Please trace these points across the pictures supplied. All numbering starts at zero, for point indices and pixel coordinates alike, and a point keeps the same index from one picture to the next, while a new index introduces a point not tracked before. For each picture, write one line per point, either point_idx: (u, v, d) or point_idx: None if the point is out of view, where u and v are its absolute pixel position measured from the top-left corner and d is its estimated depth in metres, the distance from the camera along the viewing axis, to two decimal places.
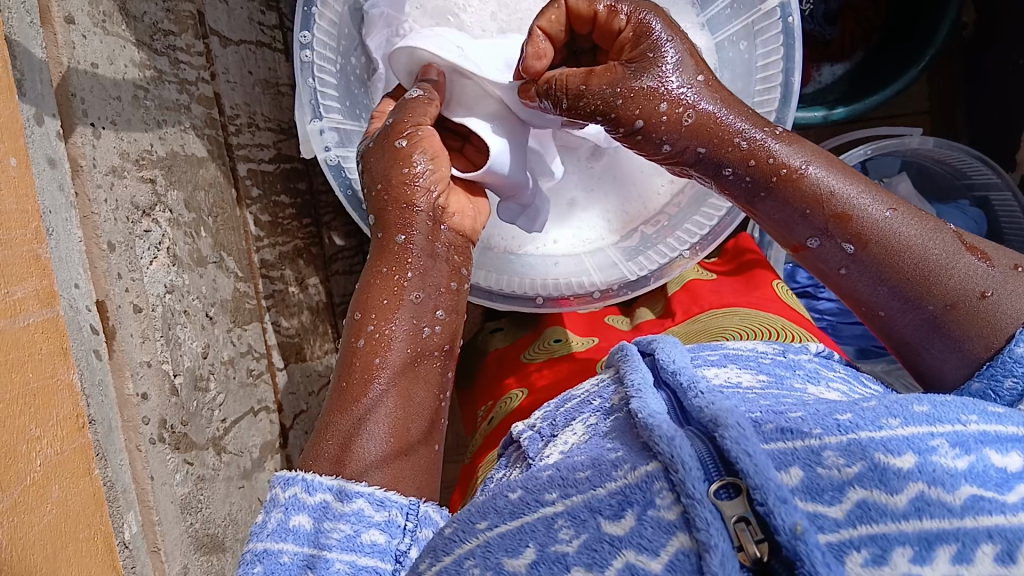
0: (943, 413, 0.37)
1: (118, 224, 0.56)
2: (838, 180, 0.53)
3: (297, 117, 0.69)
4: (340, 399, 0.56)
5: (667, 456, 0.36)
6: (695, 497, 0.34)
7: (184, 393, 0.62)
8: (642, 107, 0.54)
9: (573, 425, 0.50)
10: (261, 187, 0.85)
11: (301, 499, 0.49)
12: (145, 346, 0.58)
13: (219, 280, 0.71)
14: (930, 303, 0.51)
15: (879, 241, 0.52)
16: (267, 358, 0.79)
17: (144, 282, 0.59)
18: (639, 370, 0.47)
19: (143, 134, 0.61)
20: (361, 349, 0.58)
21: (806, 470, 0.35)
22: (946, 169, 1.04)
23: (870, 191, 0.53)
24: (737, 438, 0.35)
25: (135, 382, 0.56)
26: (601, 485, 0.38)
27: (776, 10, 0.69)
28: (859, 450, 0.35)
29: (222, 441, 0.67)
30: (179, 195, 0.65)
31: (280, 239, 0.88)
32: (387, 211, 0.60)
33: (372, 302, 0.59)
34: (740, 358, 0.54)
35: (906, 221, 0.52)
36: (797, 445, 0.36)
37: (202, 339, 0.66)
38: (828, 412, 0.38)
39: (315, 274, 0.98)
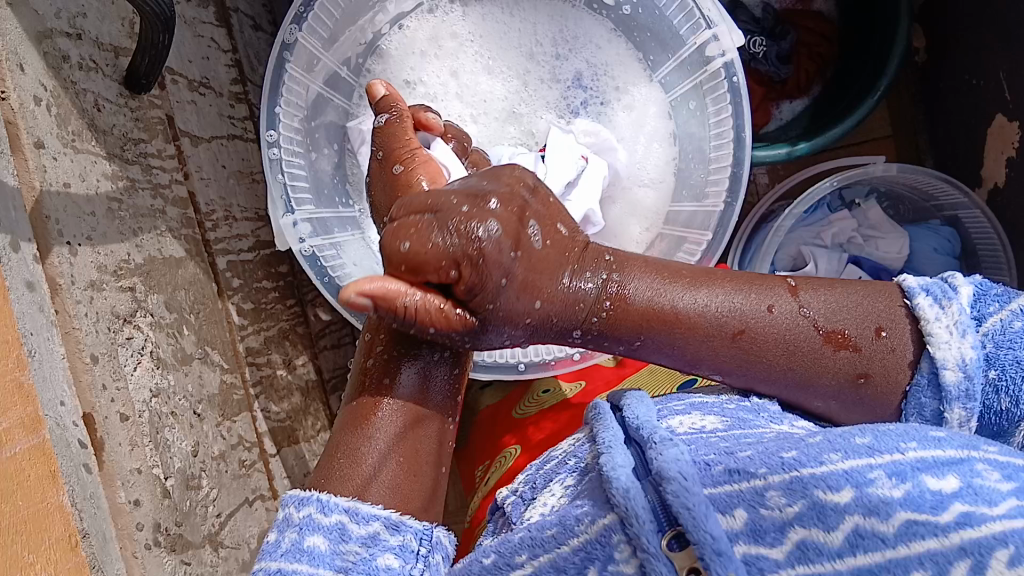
0: (883, 443, 0.41)
1: (100, 336, 0.58)
2: (703, 305, 0.52)
3: (270, 213, 0.71)
4: (349, 419, 0.56)
5: (623, 509, 0.41)
6: (649, 552, 0.39)
7: (176, 494, 0.62)
8: (475, 287, 0.50)
9: (551, 487, 0.52)
10: (242, 277, 0.86)
11: (315, 519, 0.49)
12: (134, 453, 0.59)
13: (205, 374, 0.72)
14: (818, 401, 0.52)
15: (765, 348, 0.51)
16: (260, 447, 0.80)
17: (130, 390, 0.60)
18: (610, 427, 0.49)
19: (120, 244, 0.63)
20: (370, 366, 0.58)
21: (749, 512, 0.39)
22: (914, 193, 1.05)
23: (730, 305, 0.52)
24: (678, 493, 0.40)
25: (126, 490, 0.57)
26: (565, 542, 0.43)
27: (722, 70, 0.71)
28: (799, 488, 0.39)
29: (218, 537, 0.68)
30: (159, 297, 0.67)
31: (264, 323, 0.89)
32: (386, 226, 0.63)
33: (383, 319, 0.60)
34: (704, 404, 0.54)
35: (778, 323, 0.51)
36: (742, 488, 0.40)
37: (191, 438, 0.66)
38: (776, 450, 0.42)
39: (302, 354, 0.99)
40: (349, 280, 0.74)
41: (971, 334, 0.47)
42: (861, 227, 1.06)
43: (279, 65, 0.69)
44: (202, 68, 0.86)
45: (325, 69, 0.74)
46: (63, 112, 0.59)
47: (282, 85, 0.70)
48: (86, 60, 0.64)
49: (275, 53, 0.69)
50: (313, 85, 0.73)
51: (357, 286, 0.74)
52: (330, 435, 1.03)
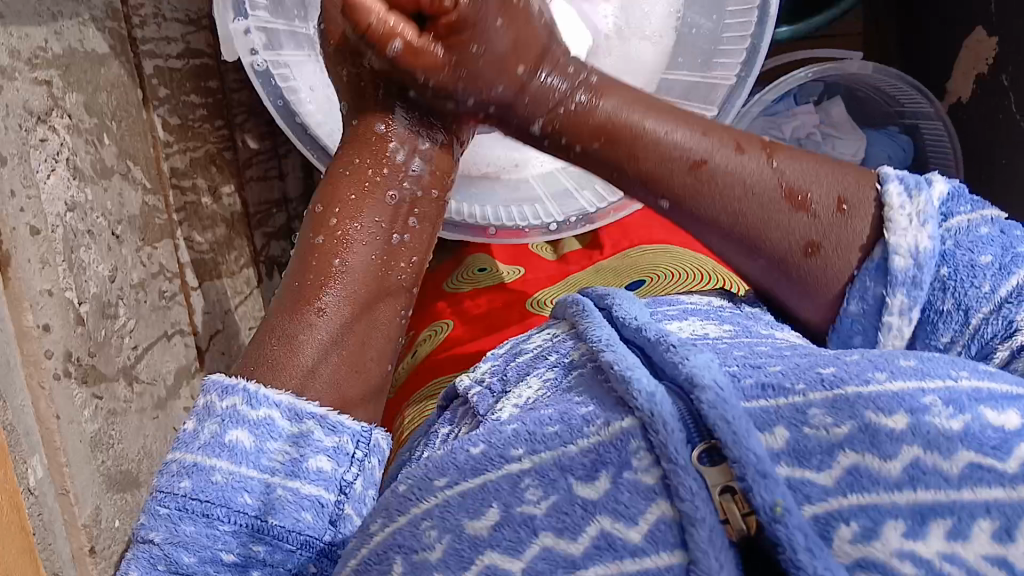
0: (932, 366, 0.32)
1: (9, 133, 0.49)
2: (665, 125, 0.43)
3: (218, 14, 0.62)
4: (287, 299, 0.46)
5: (643, 412, 0.32)
6: (679, 463, 0.30)
7: (90, 322, 0.56)
8: (470, 68, 0.43)
9: (528, 380, 0.47)
10: (170, 87, 0.76)
11: (241, 412, 0.40)
12: (45, 272, 0.51)
13: (126, 193, 0.64)
14: (761, 251, 0.42)
15: (651, 162, 0.42)
16: (182, 279, 0.73)
17: (42, 201, 0.52)
18: (601, 326, 0.45)
19: (37, 27, 0.53)
20: (319, 245, 0.47)
21: (791, 431, 0.31)
22: (880, 95, 1.03)
23: (676, 124, 0.43)
24: (715, 402, 0.31)
25: (35, 314, 0.51)
26: (572, 442, 0.33)
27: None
28: (846, 407, 0.31)
29: (133, 371, 0.62)
30: (77, 98, 0.57)
31: (190, 144, 0.80)
32: (348, 96, 0.48)
33: (338, 192, 0.48)
34: (700, 308, 0.47)
35: (721, 154, 0.42)
36: (780, 404, 0.32)
37: (108, 262, 0.59)
38: (810, 364, 0.33)
39: (228, 182, 0.91)
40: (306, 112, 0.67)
41: (934, 225, 0.39)
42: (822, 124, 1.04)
43: None
44: None
45: None
46: None
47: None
48: None
49: None
50: None
51: (316, 119, 0.67)
52: (252, 272, 0.97)
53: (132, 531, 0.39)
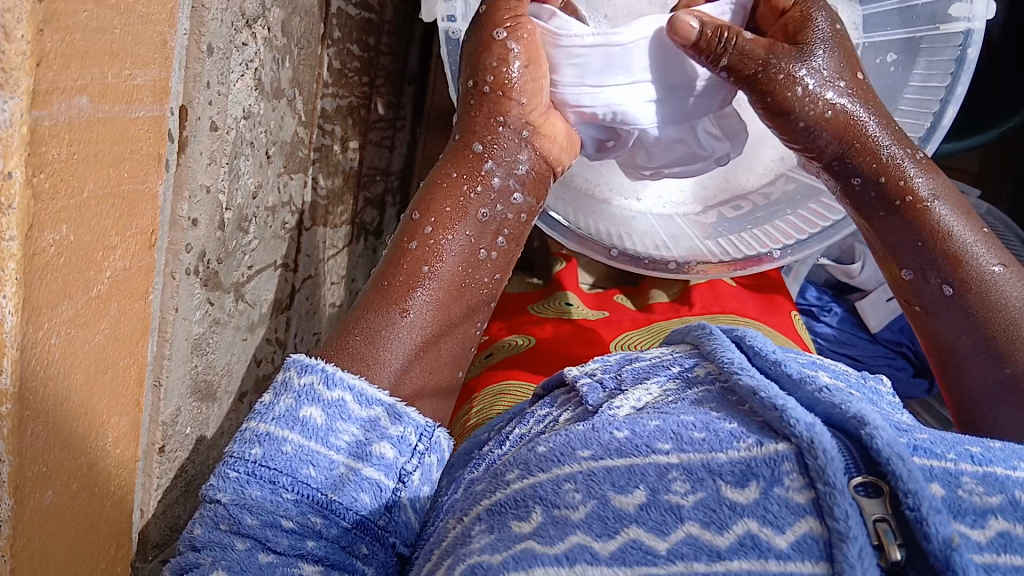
0: (1011, 459, 0.29)
1: (222, 27, 0.50)
2: (957, 219, 0.53)
3: None
4: (378, 295, 0.56)
5: (803, 436, 0.28)
6: (837, 486, 0.26)
7: (228, 229, 0.56)
8: (861, 142, 0.53)
9: (646, 385, 0.42)
10: (342, 32, 0.77)
11: (317, 390, 0.46)
12: (209, 169, 0.52)
13: (286, 118, 0.64)
14: (1012, 364, 0.51)
15: (982, 293, 0.52)
16: (300, 216, 0.74)
17: (227, 100, 0.52)
18: (733, 349, 0.40)
19: None
20: (411, 250, 0.58)
21: (947, 488, 0.26)
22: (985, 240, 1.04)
23: (983, 240, 0.53)
24: (889, 438, 0.27)
25: (190, 205, 0.51)
26: (722, 451, 0.29)
27: (956, 38, 0.61)
28: (1001, 481, 0.27)
29: (242, 289, 0.62)
30: (279, 13, 0.58)
31: (341, 91, 0.81)
32: (475, 116, 0.60)
33: (435, 205, 0.59)
34: (823, 366, 0.41)
35: (1010, 279, 0.52)
36: (934, 464, 0.28)
37: (256, 178, 0.60)
38: (958, 439, 0.30)
39: (355, 138, 0.92)
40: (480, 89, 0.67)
41: None
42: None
43: None
44: None
45: None
46: None
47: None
48: None
49: None
50: None
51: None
52: (347, 230, 0.97)
53: (201, 490, 0.44)
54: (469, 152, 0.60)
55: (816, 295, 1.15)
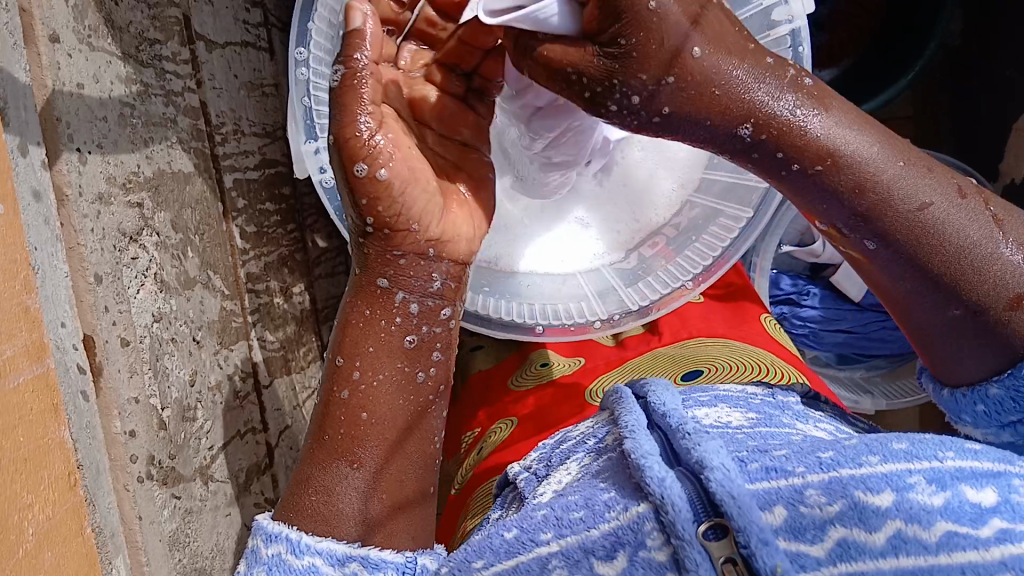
0: (920, 450, 0.40)
1: (105, 254, 0.54)
2: (888, 163, 0.50)
3: (292, 139, 0.63)
4: (324, 450, 0.57)
5: (656, 497, 0.40)
6: (683, 538, 0.38)
7: (172, 426, 0.59)
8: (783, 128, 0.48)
9: (568, 464, 0.51)
10: (247, 197, 0.81)
11: (286, 560, 0.50)
12: (133, 381, 0.55)
13: (206, 300, 0.68)
14: (956, 306, 0.51)
15: (915, 239, 0.51)
16: (254, 378, 0.77)
17: (132, 314, 0.56)
18: (633, 413, 0.49)
19: (130, 154, 0.58)
20: (343, 400, 0.56)
21: (789, 509, 0.38)
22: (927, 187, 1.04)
23: (909, 168, 0.50)
24: (721, 481, 0.39)
25: (123, 420, 0.54)
26: (595, 526, 0.41)
27: (787, 40, 0.67)
28: (840, 489, 0.38)
29: (209, 471, 0.65)
30: (165, 215, 0.62)
31: (266, 248, 0.85)
32: (371, 251, 0.56)
33: (354, 347, 0.56)
34: (729, 395, 0.56)
35: (943, 210, 0.51)
36: (781, 485, 0.39)
37: (189, 367, 0.63)
38: (811, 450, 0.42)
39: (300, 281, 0.96)
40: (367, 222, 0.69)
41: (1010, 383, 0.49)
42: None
43: None
44: None
45: None
46: (80, 3, 0.54)
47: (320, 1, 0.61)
48: None
49: None
50: None
51: None
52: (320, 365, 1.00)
53: None
54: (366, 293, 0.57)
55: (789, 280, 1.12)
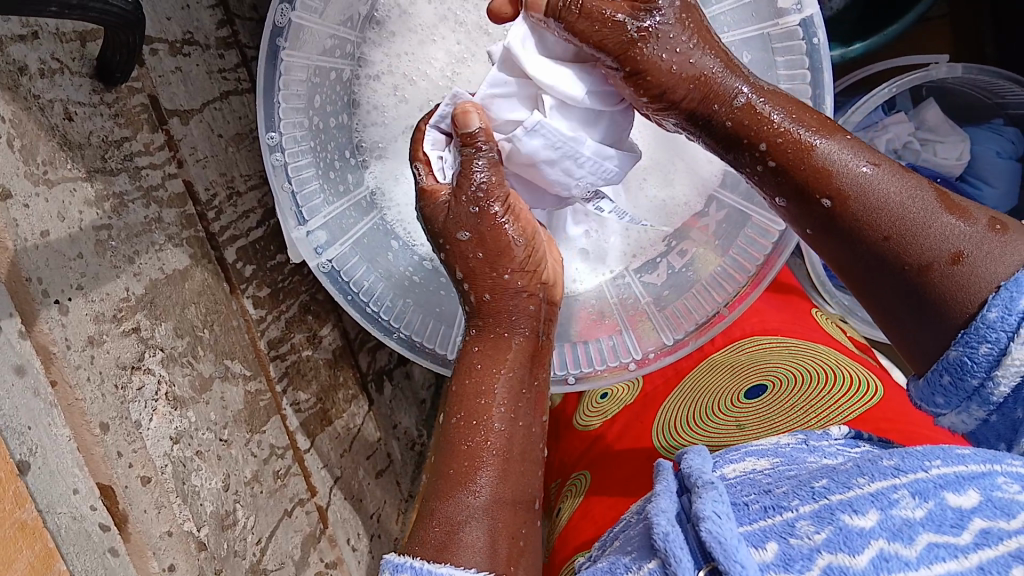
0: (908, 463, 0.39)
1: (107, 399, 0.52)
2: (847, 152, 0.47)
3: (281, 226, 0.62)
4: (445, 475, 0.52)
5: (663, 552, 0.40)
6: None
7: (212, 542, 0.59)
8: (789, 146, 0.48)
9: (613, 541, 0.52)
10: (255, 260, 0.77)
11: None
12: (163, 515, 0.55)
13: (228, 392, 0.66)
14: (905, 265, 0.44)
15: (865, 197, 0.45)
16: (294, 448, 0.76)
17: (148, 448, 0.54)
18: (666, 481, 0.47)
19: (115, 280, 0.55)
20: (457, 421, 0.54)
21: (780, 543, 0.37)
22: (979, 91, 0.97)
23: (852, 145, 0.47)
24: (713, 532, 0.38)
25: (158, 558, 0.54)
26: None
27: (798, 29, 0.59)
28: (827, 516, 0.37)
29: (261, 564, 0.66)
30: (167, 326, 0.60)
31: (285, 305, 0.80)
32: (468, 361, 0.56)
33: (465, 403, 0.54)
34: (758, 449, 0.54)
35: (886, 175, 0.46)
36: (774, 522, 0.39)
37: (220, 472, 0.62)
38: (809, 481, 0.41)
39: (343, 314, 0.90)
40: (370, 296, 0.65)
41: None
42: (918, 130, 0.99)
43: (273, 55, 0.59)
44: (184, 19, 0.72)
45: (322, 33, 0.61)
46: (29, 142, 0.51)
47: (278, 80, 0.60)
48: (46, 62, 0.54)
49: (266, 40, 0.58)
50: (312, 57, 0.61)
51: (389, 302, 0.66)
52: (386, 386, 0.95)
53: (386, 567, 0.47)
54: (461, 481, 0.51)
55: None
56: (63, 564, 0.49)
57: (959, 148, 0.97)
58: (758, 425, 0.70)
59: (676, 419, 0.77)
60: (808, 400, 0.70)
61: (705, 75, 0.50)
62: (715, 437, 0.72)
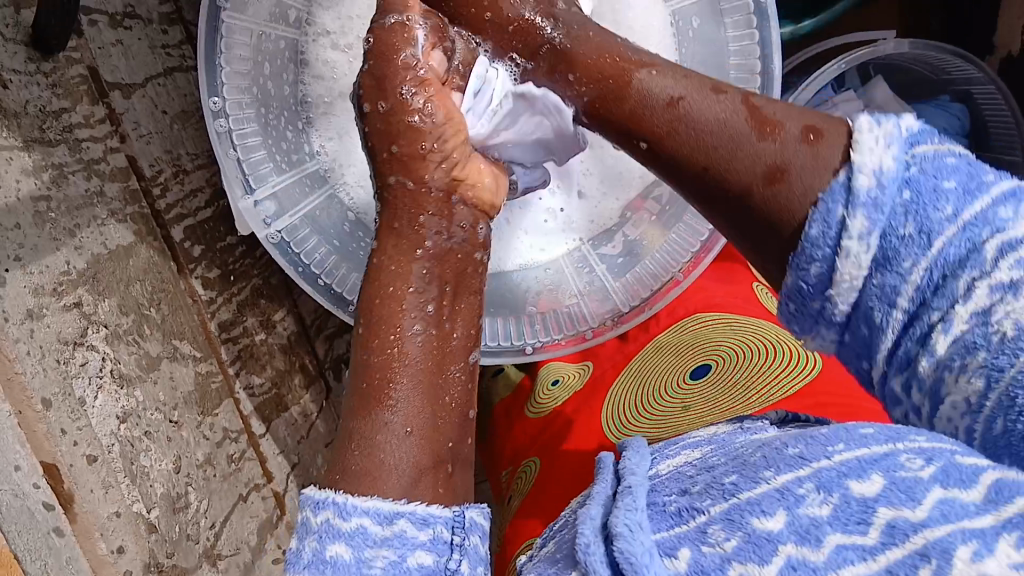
0: (814, 449, 0.34)
1: (50, 374, 0.51)
2: (672, 75, 0.42)
3: (228, 194, 0.61)
4: (357, 398, 0.41)
5: (582, 565, 0.36)
6: None
7: (164, 523, 0.56)
8: (634, 101, 0.43)
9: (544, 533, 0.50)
10: (205, 240, 0.74)
11: (336, 525, 0.36)
12: (110, 496, 0.53)
13: (177, 373, 0.63)
14: (748, 193, 0.38)
15: (682, 136, 0.40)
16: (247, 432, 0.74)
17: (93, 426, 0.53)
18: (603, 481, 0.45)
19: (55, 254, 0.53)
20: (371, 362, 0.42)
21: (693, 550, 0.34)
22: (925, 66, 0.98)
23: (677, 69, 0.43)
24: (623, 550, 0.35)
25: (106, 540, 0.53)
26: None
27: None
28: (738, 518, 0.33)
29: (216, 549, 0.64)
30: (111, 302, 0.59)
31: (237, 288, 0.76)
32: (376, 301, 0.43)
33: (379, 291, 0.44)
34: (692, 439, 0.50)
35: (706, 97, 0.41)
36: (687, 527, 0.35)
37: (171, 453, 0.60)
38: (723, 474, 0.37)
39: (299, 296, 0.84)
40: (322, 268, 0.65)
41: (898, 146, 0.33)
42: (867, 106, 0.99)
43: (214, 17, 0.58)
44: None
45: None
46: None
47: (223, 45, 0.59)
48: None
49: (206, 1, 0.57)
50: (257, 23, 0.59)
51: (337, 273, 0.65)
52: None
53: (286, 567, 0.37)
54: (376, 398, 0.41)
55: None
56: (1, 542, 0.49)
57: None
58: (703, 405, 0.70)
59: (624, 404, 0.77)
60: (751, 377, 0.70)
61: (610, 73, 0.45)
62: (662, 418, 0.72)
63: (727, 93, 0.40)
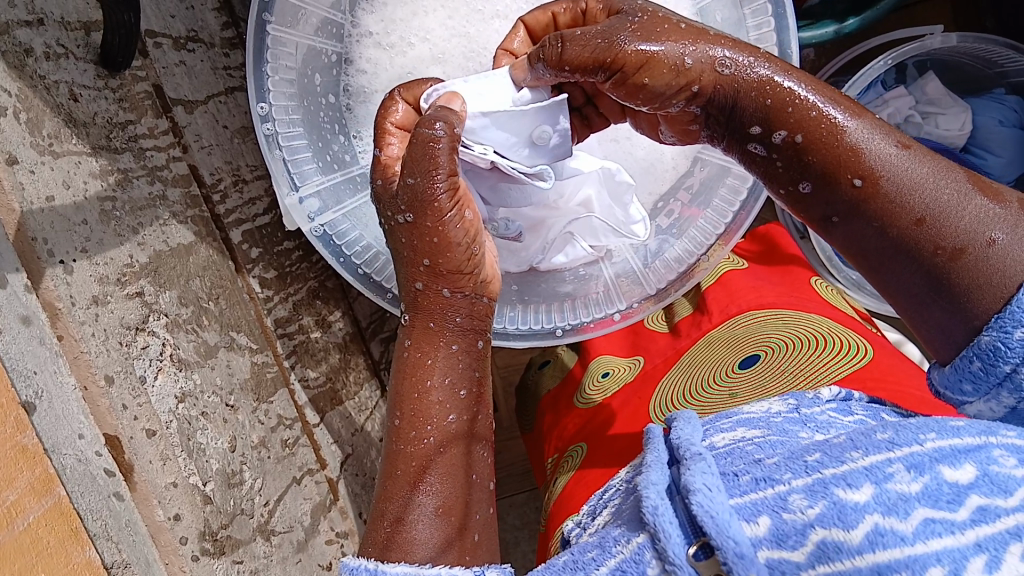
0: (902, 436, 0.37)
1: (112, 353, 0.57)
2: (857, 125, 0.47)
3: (274, 191, 0.66)
4: (390, 485, 0.54)
5: (652, 526, 0.39)
6: (676, 564, 0.37)
7: (219, 497, 0.63)
8: (820, 155, 0.47)
9: (601, 511, 0.54)
10: (264, 244, 0.79)
11: None
12: (167, 467, 0.59)
13: (234, 362, 0.69)
14: (933, 256, 0.45)
15: (902, 188, 0.46)
16: (303, 421, 0.76)
17: (153, 403, 0.59)
18: (656, 449, 0.47)
19: (119, 247, 0.60)
20: (402, 451, 0.54)
21: (773, 518, 0.36)
22: (976, 61, 0.95)
23: (873, 125, 0.47)
24: (702, 504, 0.37)
25: (164, 507, 0.59)
26: (603, 563, 0.41)
27: None
28: (820, 489, 0.36)
29: (269, 525, 0.68)
30: (171, 294, 0.63)
31: (293, 288, 0.81)
32: (403, 387, 0.55)
33: (414, 377, 0.55)
34: (751, 420, 0.51)
35: (913, 159, 0.46)
36: (767, 495, 0.37)
37: (227, 433, 0.65)
38: (802, 453, 0.39)
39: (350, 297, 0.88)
40: (362, 260, 0.69)
41: None
42: (919, 103, 0.95)
43: (261, 30, 0.63)
44: (188, 19, 0.75)
45: (317, 16, 0.66)
46: (35, 115, 0.56)
47: (270, 53, 0.64)
48: (52, 46, 0.58)
49: (254, 13, 0.62)
50: (308, 37, 0.66)
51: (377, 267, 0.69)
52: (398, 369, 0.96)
53: None
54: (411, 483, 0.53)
55: None
56: (63, 490, 0.54)
57: (962, 119, 0.94)
58: (749, 392, 0.71)
59: (673, 393, 0.78)
60: (798, 365, 0.71)
61: (754, 80, 0.49)
62: (708, 404, 0.73)
63: (914, 151, 0.47)
